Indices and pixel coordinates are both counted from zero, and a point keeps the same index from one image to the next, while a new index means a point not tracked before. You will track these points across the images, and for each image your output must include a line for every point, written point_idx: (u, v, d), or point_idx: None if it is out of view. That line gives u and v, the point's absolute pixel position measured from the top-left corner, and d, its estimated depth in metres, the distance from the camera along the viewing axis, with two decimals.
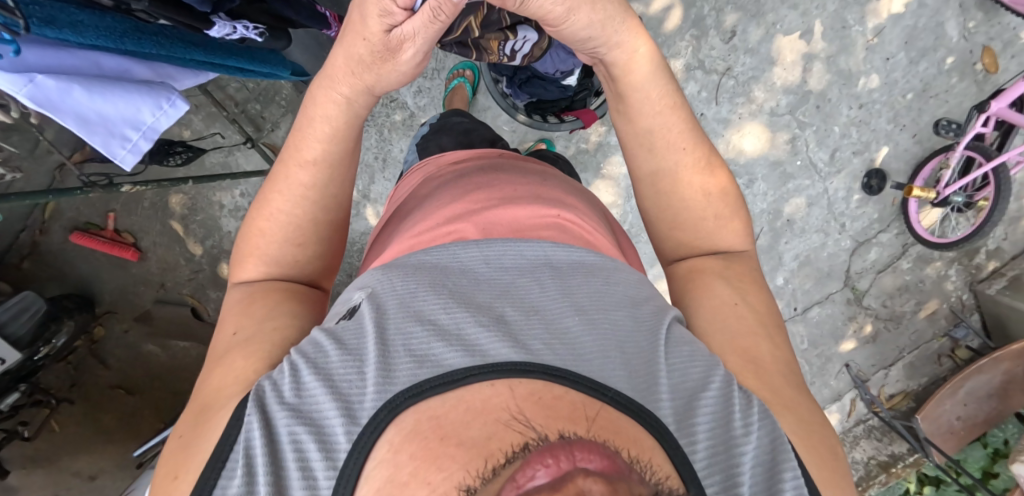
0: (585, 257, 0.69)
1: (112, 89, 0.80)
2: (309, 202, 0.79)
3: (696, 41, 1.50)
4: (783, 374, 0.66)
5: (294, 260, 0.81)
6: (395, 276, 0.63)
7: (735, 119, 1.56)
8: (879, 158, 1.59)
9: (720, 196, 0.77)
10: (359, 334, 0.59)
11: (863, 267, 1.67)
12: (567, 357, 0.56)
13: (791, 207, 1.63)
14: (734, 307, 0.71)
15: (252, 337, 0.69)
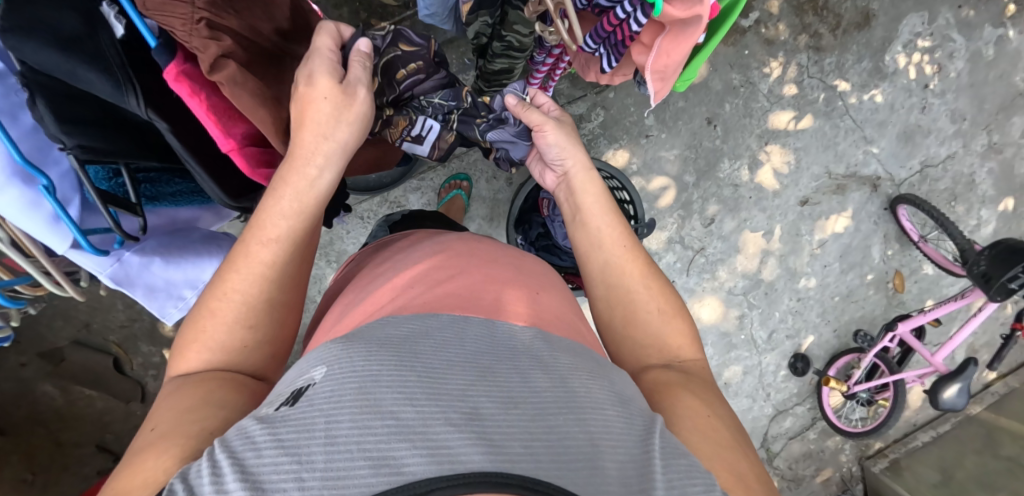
0: (580, 351, 0.55)
1: (186, 254, 0.71)
2: (278, 271, 0.59)
3: (681, 220, 1.69)
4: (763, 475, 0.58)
5: (251, 345, 0.58)
6: (359, 343, 0.47)
7: (698, 290, 1.76)
8: (805, 343, 1.85)
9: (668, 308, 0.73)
10: (303, 426, 0.39)
11: (778, 432, 1.88)
12: (549, 461, 0.40)
13: (729, 372, 1.83)
14: (709, 419, 0.60)
15: (181, 423, 0.48)
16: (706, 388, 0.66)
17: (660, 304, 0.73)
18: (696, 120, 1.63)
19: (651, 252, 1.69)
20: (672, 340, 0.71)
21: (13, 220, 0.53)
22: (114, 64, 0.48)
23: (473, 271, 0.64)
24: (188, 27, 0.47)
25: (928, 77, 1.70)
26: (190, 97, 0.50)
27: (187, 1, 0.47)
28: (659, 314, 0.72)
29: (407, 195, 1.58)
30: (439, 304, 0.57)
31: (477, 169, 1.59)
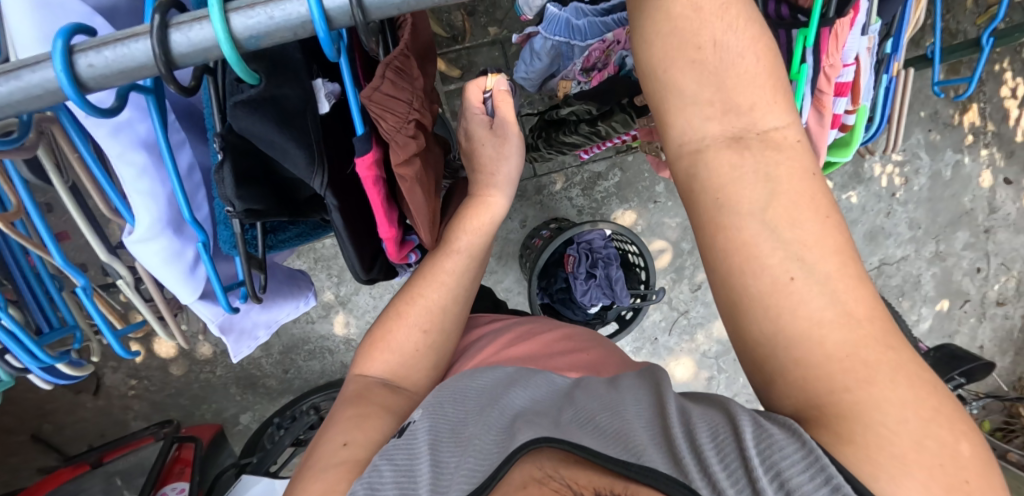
0: (624, 376, 0.65)
1: (274, 298, 0.73)
2: (445, 300, 0.76)
3: (672, 283, 1.81)
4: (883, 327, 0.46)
5: (421, 349, 0.75)
6: (449, 397, 0.63)
7: (676, 350, 1.89)
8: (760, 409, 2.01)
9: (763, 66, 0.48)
10: (411, 455, 0.54)
11: None
12: (606, 442, 0.50)
13: None
14: (793, 286, 0.46)
15: (365, 449, 0.62)
16: (796, 211, 0.47)
17: (720, 27, 0.47)
18: None
19: None
20: (740, 83, 0.47)
21: (151, 267, 0.53)
22: (314, 140, 0.50)
23: (557, 353, 0.75)
24: (399, 124, 0.52)
25: (896, 186, 1.92)
26: (371, 187, 0.54)
27: (405, 103, 0.52)
28: (723, 41, 0.47)
29: None
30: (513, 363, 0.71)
31: None
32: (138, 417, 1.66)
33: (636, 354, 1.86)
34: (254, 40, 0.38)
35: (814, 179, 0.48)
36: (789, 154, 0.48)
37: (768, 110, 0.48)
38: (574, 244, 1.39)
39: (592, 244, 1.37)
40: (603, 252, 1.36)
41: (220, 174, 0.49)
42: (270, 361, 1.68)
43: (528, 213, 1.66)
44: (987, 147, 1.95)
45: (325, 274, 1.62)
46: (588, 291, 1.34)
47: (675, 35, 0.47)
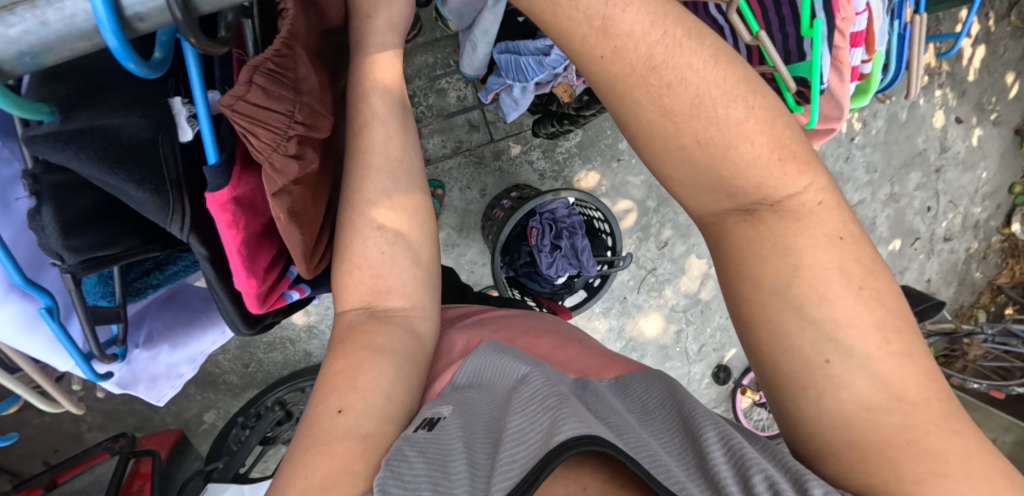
0: (629, 373, 0.57)
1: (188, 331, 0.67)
2: (389, 185, 0.62)
3: (638, 242, 1.79)
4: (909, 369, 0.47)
5: (384, 255, 0.63)
6: (474, 395, 0.53)
7: (645, 306, 1.89)
8: (727, 356, 2.06)
9: (764, 130, 0.51)
10: (443, 452, 0.44)
11: None
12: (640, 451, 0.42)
13: None
14: (830, 369, 0.47)
15: (367, 415, 0.53)
16: (823, 287, 0.48)
17: (701, 124, 0.50)
18: None
19: None
20: (736, 158, 0.50)
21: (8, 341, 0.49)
22: (168, 180, 0.42)
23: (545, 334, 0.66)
24: (275, 140, 0.42)
25: (855, 131, 1.92)
26: (228, 229, 0.45)
27: (286, 114, 0.42)
28: (706, 137, 0.50)
29: None
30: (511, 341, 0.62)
31: (452, 178, 1.56)
32: (93, 428, 1.54)
33: (605, 314, 1.85)
34: (28, 57, 0.28)
35: (842, 244, 0.50)
36: (809, 222, 0.50)
37: (778, 182, 0.51)
38: (534, 217, 1.33)
39: (552, 216, 1.32)
40: (565, 222, 1.31)
41: (39, 220, 0.41)
42: (227, 357, 1.59)
43: (486, 181, 1.59)
44: (940, 88, 1.96)
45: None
46: (552, 265, 1.30)
47: (663, 122, 0.50)
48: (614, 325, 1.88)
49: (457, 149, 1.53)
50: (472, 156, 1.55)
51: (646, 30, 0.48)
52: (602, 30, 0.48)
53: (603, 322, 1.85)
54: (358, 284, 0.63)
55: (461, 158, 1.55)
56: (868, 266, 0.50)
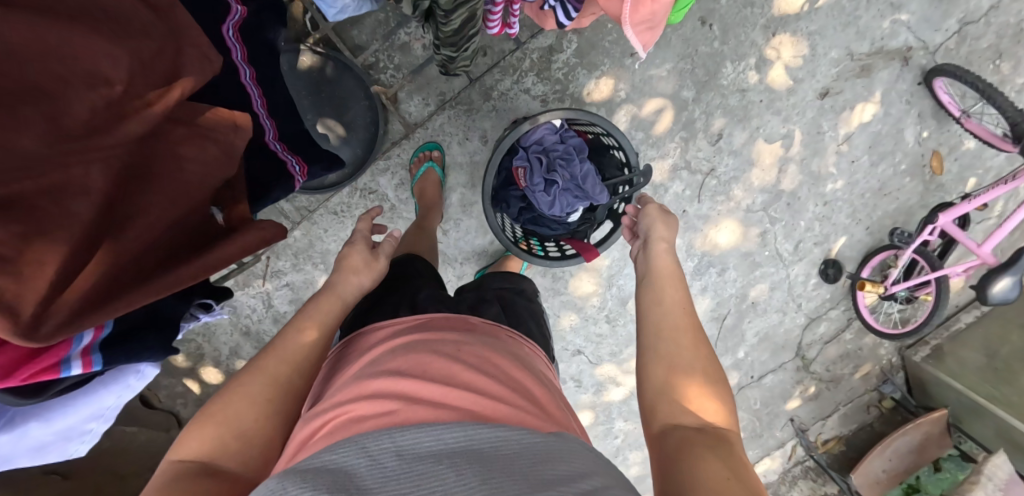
0: (470, 434, 0.56)
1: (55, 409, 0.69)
2: (292, 376, 0.79)
3: (684, 142, 1.51)
4: (730, 469, 0.59)
5: (260, 416, 0.73)
6: (297, 471, 0.52)
7: (714, 215, 1.61)
8: (836, 247, 1.71)
9: (683, 315, 0.79)
10: None
11: (813, 339, 1.81)
12: None
13: (755, 291, 1.73)
14: (728, 482, 0.57)
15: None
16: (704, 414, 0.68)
17: (667, 317, 0.79)
18: (688, 25, 1.41)
19: (656, 184, 1.54)
20: (660, 348, 0.75)
21: None
22: None
23: (432, 375, 0.66)
24: None
25: None
26: None
27: None
28: (665, 326, 0.78)
29: (376, 177, 1.50)
30: (390, 395, 0.63)
31: (447, 133, 1.45)
32: None
33: None
34: None
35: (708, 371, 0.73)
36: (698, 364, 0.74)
37: (678, 347, 0.75)
38: (518, 154, 1.16)
39: (539, 147, 1.14)
40: (556, 151, 1.14)
41: None
42: None
43: (485, 126, 1.45)
44: None
45: (310, 264, 1.62)
46: (549, 202, 1.14)
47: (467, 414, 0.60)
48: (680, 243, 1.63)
49: (442, 101, 1.42)
50: (461, 103, 1.42)
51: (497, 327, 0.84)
52: (464, 343, 0.72)
53: None
54: (210, 423, 0.71)
55: (451, 108, 1.43)
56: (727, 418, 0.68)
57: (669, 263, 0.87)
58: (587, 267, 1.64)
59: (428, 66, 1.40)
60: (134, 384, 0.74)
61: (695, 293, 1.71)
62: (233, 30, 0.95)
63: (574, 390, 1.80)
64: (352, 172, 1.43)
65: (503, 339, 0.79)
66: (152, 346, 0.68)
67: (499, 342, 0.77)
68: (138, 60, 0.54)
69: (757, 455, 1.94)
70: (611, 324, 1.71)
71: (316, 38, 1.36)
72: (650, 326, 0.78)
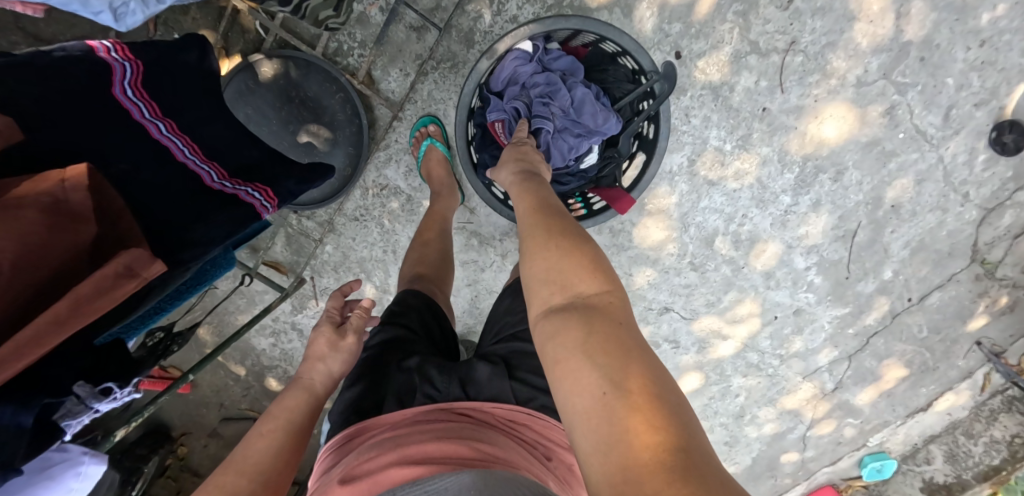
0: None
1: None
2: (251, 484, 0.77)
3: (743, 19, 1.14)
4: (612, 378, 0.59)
5: None
6: None
7: (809, 104, 1.19)
8: (1012, 102, 1.18)
9: (581, 278, 0.69)
10: None
11: (995, 236, 1.33)
12: None
13: (895, 190, 1.28)
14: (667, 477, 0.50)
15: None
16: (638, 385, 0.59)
17: (573, 291, 0.69)
18: None
19: (715, 85, 1.18)
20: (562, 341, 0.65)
21: None
22: None
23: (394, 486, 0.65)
24: None
25: None
26: None
27: None
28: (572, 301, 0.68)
29: (384, 169, 1.34)
30: None
31: (439, 100, 1.27)
32: None
33: (747, 147, 1.23)
34: None
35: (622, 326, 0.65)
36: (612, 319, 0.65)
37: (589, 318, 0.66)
38: (500, 100, 1.15)
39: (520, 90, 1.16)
40: (534, 88, 1.15)
41: None
42: None
43: (478, 80, 1.26)
44: None
45: (353, 275, 1.46)
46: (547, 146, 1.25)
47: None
48: (768, 155, 1.24)
49: (422, 65, 1.22)
50: (443, 62, 1.22)
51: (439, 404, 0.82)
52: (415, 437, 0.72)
53: (749, 159, 1.24)
54: None
55: (434, 71, 1.23)
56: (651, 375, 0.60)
57: (572, 236, 0.75)
58: (651, 210, 1.31)
59: (393, 30, 1.20)
60: (79, 485, 0.79)
61: (805, 211, 1.31)
62: (130, 87, 0.82)
63: (673, 353, 1.52)
64: (351, 174, 1.30)
65: (461, 421, 0.78)
66: (0, 416, 0.56)
67: (454, 425, 0.76)
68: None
69: (934, 391, 1.56)
70: (700, 272, 1.39)
71: (273, 43, 1.23)
72: (528, 248, 0.78)
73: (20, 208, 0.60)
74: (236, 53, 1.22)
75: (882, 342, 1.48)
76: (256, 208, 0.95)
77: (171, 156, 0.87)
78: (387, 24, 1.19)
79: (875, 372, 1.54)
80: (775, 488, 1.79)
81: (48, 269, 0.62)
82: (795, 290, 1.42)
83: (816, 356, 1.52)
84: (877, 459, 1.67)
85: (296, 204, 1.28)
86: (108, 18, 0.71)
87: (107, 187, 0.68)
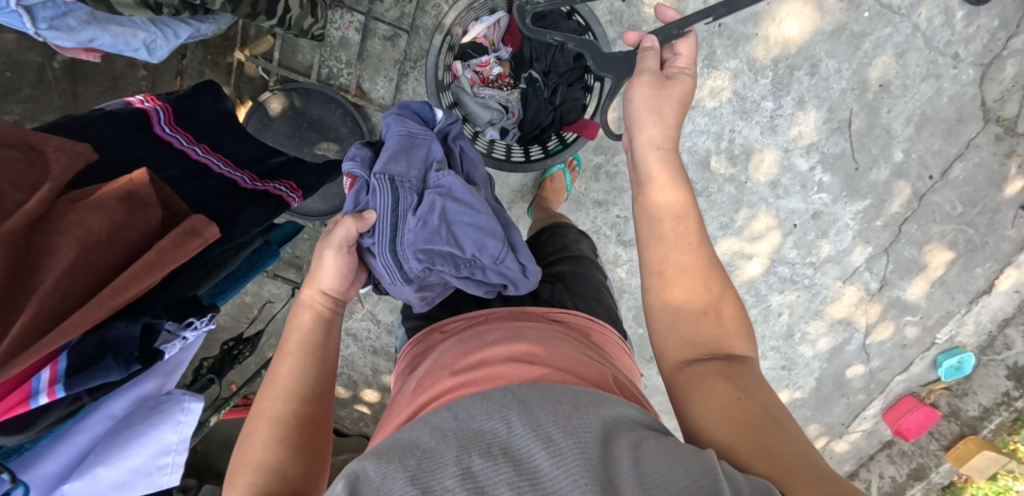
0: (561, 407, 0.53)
1: (131, 439, 0.75)
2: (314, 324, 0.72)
3: None
4: (746, 391, 0.60)
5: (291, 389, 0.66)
6: (386, 467, 0.50)
7: (763, 8, 1.25)
8: None
9: (721, 300, 0.70)
10: None
11: (1003, 91, 1.30)
12: None
13: (879, 70, 1.28)
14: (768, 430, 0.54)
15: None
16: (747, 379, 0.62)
17: (710, 299, 0.70)
18: None
19: None
20: (710, 326, 0.68)
21: None
22: None
23: (506, 360, 0.64)
24: None
25: None
26: None
27: None
28: (706, 317, 0.69)
29: None
30: (457, 380, 0.62)
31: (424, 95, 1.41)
32: None
33: (714, 65, 1.30)
34: None
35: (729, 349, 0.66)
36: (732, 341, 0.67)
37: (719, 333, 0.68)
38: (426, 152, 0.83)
39: (411, 169, 0.79)
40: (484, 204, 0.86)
41: None
42: None
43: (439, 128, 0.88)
44: None
45: None
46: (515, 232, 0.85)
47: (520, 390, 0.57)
48: (737, 67, 1.29)
49: (402, 68, 1.38)
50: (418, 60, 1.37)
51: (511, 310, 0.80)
52: (514, 330, 0.71)
53: (720, 76, 1.30)
54: (268, 409, 0.64)
55: (413, 69, 1.38)
56: (750, 380, 0.62)
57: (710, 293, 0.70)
58: None
59: (370, 44, 1.37)
60: (187, 420, 0.79)
61: (793, 112, 1.32)
62: (167, 126, 0.96)
63: None
64: None
65: (548, 321, 0.76)
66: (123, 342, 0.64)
67: (543, 321, 0.76)
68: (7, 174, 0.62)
69: (991, 270, 1.50)
70: (705, 197, 1.42)
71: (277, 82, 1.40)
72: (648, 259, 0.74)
73: (105, 197, 0.68)
74: (249, 99, 1.41)
75: (915, 228, 1.44)
76: (283, 200, 1.00)
77: (208, 168, 0.95)
78: (364, 41, 1.36)
79: (919, 262, 1.49)
80: (850, 408, 1.74)
81: (133, 238, 0.68)
82: (807, 193, 1.41)
83: (850, 258, 1.49)
84: (951, 356, 1.61)
85: (309, 213, 1.39)
86: (144, 55, 0.80)
87: (164, 189, 0.78)
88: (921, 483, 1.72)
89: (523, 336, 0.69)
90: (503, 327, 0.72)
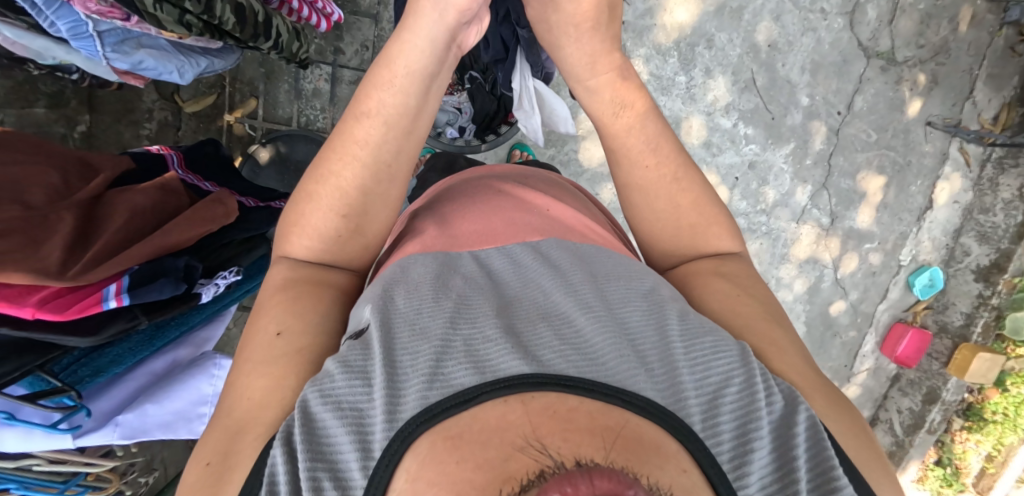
0: (587, 266, 0.62)
1: (172, 386, 0.83)
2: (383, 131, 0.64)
3: None
4: (749, 291, 0.69)
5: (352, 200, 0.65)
6: (418, 291, 0.57)
7: (655, 4, 1.52)
8: None
9: (690, 205, 0.75)
10: (368, 358, 0.52)
11: (873, 30, 1.54)
12: (581, 365, 0.49)
13: (764, 34, 1.54)
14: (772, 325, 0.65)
15: (287, 354, 0.57)
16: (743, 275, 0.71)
17: (687, 201, 0.75)
18: None
19: None
20: (685, 224, 0.74)
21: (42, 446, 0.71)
22: None
23: (515, 207, 0.72)
24: None
25: None
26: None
27: None
28: (693, 222, 0.75)
29: None
30: (474, 219, 0.70)
31: None
32: None
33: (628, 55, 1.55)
34: None
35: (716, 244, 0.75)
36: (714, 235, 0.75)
37: (703, 232, 0.75)
38: None
39: None
40: None
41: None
42: None
43: None
44: None
45: None
46: None
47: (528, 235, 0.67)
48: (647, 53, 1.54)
49: None
50: None
51: (520, 167, 0.89)
52: (524, 181, 0.80)
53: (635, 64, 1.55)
54: (326, 201, 0.65)
55: None
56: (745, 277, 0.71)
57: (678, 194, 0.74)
58: (584, 134, 1.59)
59: None
60: (221, 373, 0.88)
61: (704, 81, 1.56)
62: None
63: None
64: None
65: (554, 181, 0.85)
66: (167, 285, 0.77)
67: (546, 179, 0.86)
68: (70, 167, 0.80)
69: (925, 185, 1.66)
70: None
71: None
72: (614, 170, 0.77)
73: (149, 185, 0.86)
74: None
75: (842, 160, 1.62)
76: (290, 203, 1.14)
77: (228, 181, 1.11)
78: None
79: (857, 190, 1.65)
80: (846, 348, 1.80)
81: (171, 211, 0.85)
82: (738, 147, 1.60)
83: (795, 199, 1.65)
84: (921, 274, 1.72)
85: None
86: None
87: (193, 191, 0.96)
88: (936, 405, 1.75)
89: (537, 189, 0.78)
90: (514, 181, 0.80)
